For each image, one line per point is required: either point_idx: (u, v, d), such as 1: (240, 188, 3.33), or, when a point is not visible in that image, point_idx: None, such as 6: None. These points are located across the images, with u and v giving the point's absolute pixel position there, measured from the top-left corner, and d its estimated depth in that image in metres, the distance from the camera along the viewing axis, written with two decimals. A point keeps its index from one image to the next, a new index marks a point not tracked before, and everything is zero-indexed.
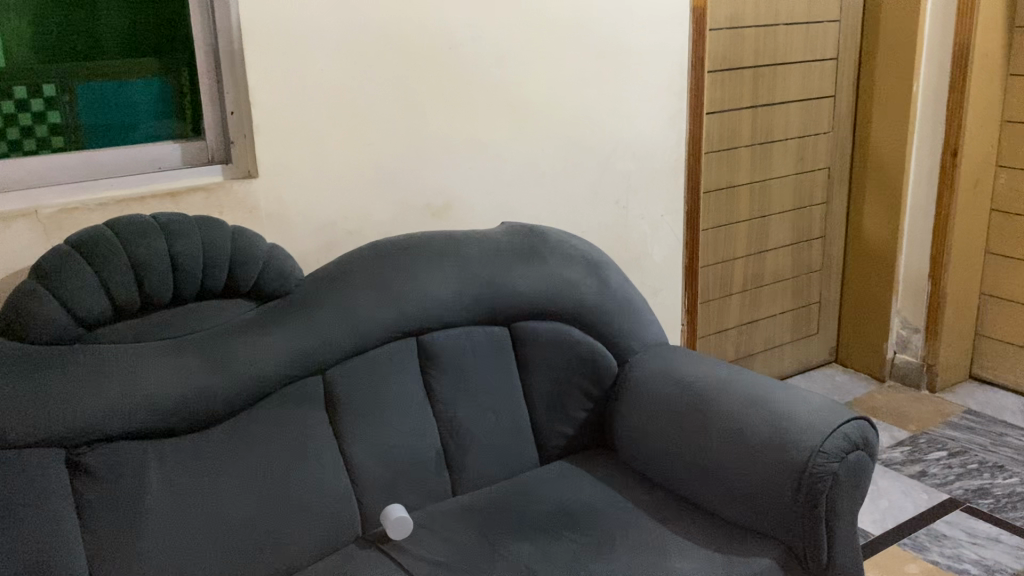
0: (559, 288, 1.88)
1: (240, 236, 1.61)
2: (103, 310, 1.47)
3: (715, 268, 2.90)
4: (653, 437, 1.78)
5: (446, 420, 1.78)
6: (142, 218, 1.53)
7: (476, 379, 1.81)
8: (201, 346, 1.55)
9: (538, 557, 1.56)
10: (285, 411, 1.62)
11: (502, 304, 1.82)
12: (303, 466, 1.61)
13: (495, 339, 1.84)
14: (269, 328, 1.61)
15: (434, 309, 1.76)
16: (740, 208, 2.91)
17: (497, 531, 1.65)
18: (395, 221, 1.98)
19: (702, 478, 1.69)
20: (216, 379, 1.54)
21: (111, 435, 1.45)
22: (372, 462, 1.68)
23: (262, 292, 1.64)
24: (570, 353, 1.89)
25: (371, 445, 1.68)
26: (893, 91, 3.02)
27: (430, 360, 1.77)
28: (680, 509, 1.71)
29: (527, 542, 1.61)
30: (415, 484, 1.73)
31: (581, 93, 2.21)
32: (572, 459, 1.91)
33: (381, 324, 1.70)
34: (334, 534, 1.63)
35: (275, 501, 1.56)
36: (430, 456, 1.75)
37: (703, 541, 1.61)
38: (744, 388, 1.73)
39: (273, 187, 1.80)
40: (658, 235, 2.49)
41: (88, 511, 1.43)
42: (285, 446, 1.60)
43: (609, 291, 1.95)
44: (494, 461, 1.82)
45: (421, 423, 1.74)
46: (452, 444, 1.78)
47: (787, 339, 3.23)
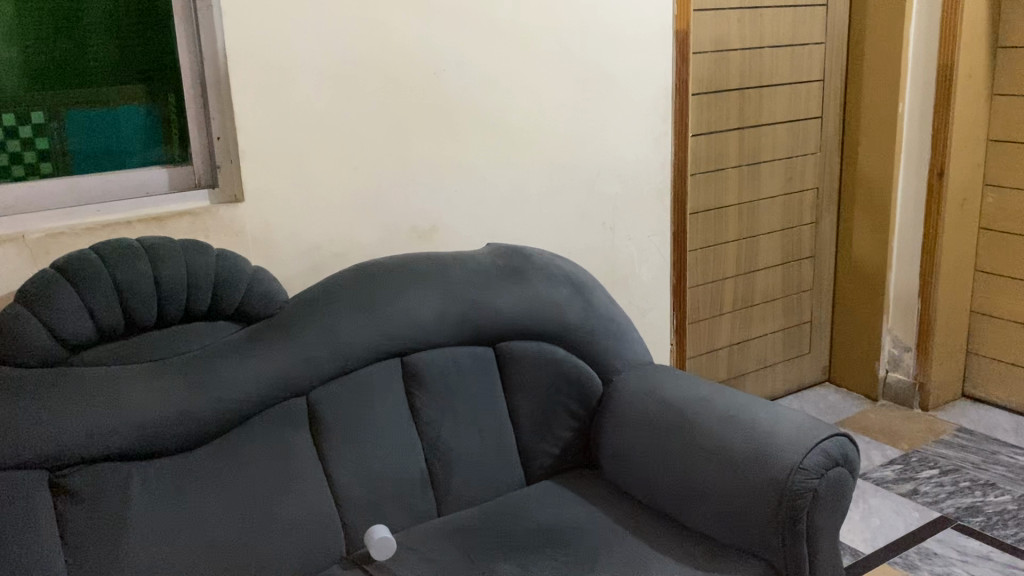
0: (542, 308, 1.89)
1: (225, 259, 1.64)
2: (87, 332, 1.49)
3: (705, 289, 2.92)
4: (637, 455, 1.79)
5: (431, 441, 1.79)
6: (128, 242, 1.55)
7: (461, 400, 1.82)
8: (185, 367, 1.57)
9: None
10: (268, 431, 1.63)
11: (487, 324, 1.84)
12: (285, 487, 1.61)
13: (479, 360, 1.85)
14: (253, 349, 1.63)
15: (418, 329, 1.77)
16: (730, 228, 2.93)
17: (481, 552, 1.65)
18: (380, 243, 2.00)
19: (685, 497, 1.69)
20: (198, 401, 1.55)
21: (93, 457, 1.46)
22: (355, 482, 1.69)
23: (247, 314, 1.66)
24: (556, 373, 1.90)
25: (355, 466, 1.69)
26: (880, 112, 3.05)
27: (414, 381, 1.78)
28: (664, 528, 1.72)
29: (510, 561, 1.62)
30: (400, 504, 1.74)
31: (566, 117, 2.24)
32: (558, 478, 1.92)
33: (364, 345, 1.72)
34: (319, 554, 1.64)
35: (258, 522, 1.57)
36: (415, 476, 1.76)
37: (686, 559, 1.61)
38: (727, 406, 1.73)
39: (260, 211, 1.82)
40: (647, 255, 2.51)
41: (71, 533, 1.43)
42: (268, 467, 1.61)
43: (593, 310, 1.96)
44: (478, 481, 1.82)
45: (405, 443, 1.75)
46: (436, 464, 1.79)
47: (779, 359, 3.24)
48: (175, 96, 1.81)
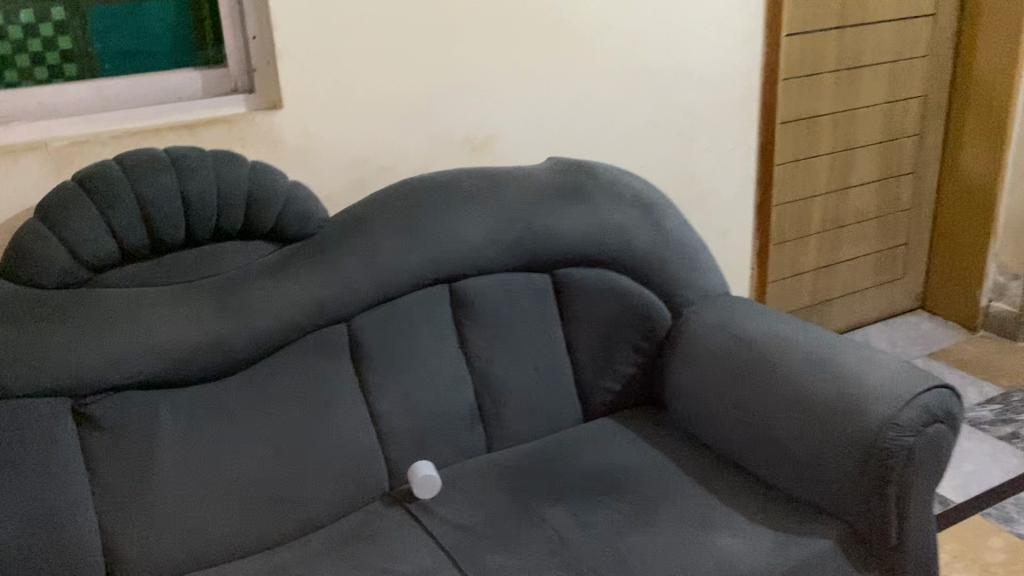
0: (606, 231, 1.70)
1: (259, 172, 1.50)
2: (108, 252, 1.38)
3: (792, 207, 2.67)
4: (707, 397, 1.62)
5: (481, 373, 1.65)
6: (152, 152, 1.43)
7: (514, 329, 1.67)
8: (215, 290, 1.46)
9: (571, 527, 1.44)
10: (304, 360, 1.52)
11: (545, 248, 1.67)
12: (322, 419, 1.51)
13: (534, 287, 1.69)
14: (287, 273, 1.51)
15: (468, 253, 1.61)
16: (822, 140, 2.66)
17: (531, 495, 1.53)
18: (431, 154, 1.84)
19: (757, 447, 1.52)
20: (228, 327, 1.45)
21: (117, 385, 1.37)
22: (398, 415, 1.57)
23: (282, 233, 1.53)
24: (620, 304, 1.73)
25: (397, 398, 1.57)
26: (1004, 10, 2.68)
27: (463, 308, 1.64)
28: (734, 477, 1.56)
29: (562, 507, 1.49)
30: (446, 439, 1.62)
31: (643, 15, 2.00)
32: (618, 416, 1.77)
33: (407, 269, 1.57)
34: (358, 490, 1.54)
35: (294, 455, 1.48)
36: (463, 410, 1.64)
37: (755, 515, 1.45)
38: (812, 348, 1.54)
39: (300, 119, 1.67)
40: (727, 170, 2.27)
41: (96, 463, 1.36)
42: (304, 397, 1.50)
43: (664, 235, 1.76)
44: (531, 417, 1.69)
45: (453, 375, 1.63)
46: (486, 397, 1.66)
47: (870, 284, 3.00)
48: (209, 1, 1.66)
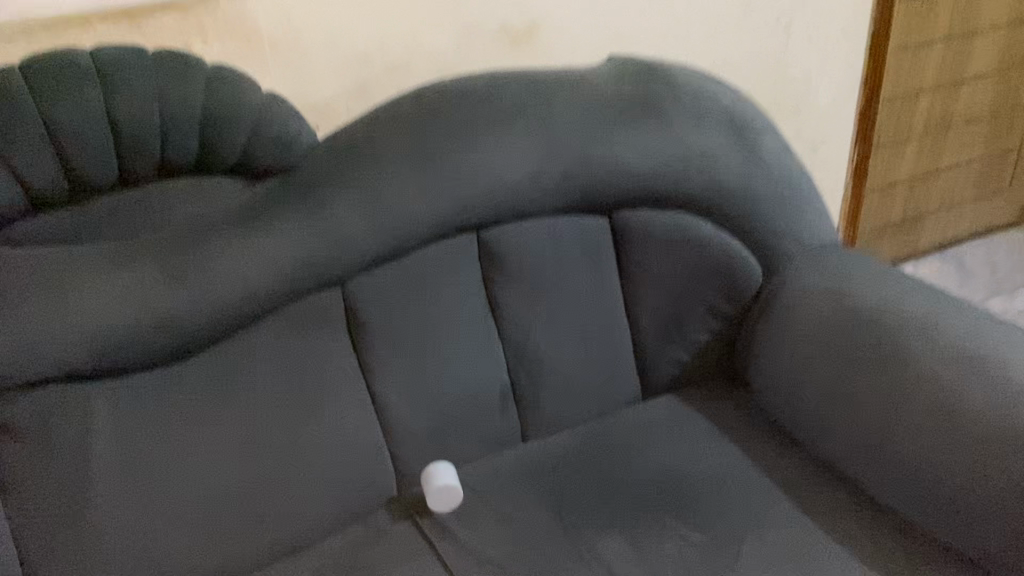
0: (686, 164, 1.29)
1: (216, 84, 1.10)
2: (11, 199, 1.01)
3: (897, 104, 2.18)
4: (812, 390, 1.26)
5: (516, 347, 1.29)
6: (68, 56, 1.03)
7: (561, 291, 1.30)
8: (163, 249, 1.09)
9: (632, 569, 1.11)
10: (286, 338, 1.16)
11: (604, 186, 1.26)
12: (312, 413, 1.17)
13: (590, 236, 1.29)
14: (261, 223, 1.12)
15: (503, 194, 1.22)
16: (940, 21, 2.14)
17: (579, 513, 1.19)
18: (457, 50, 1.41)
19: (880, 465, 1.16)
20: (181, 299, 1.09)
21: (35, 381, 1.04)
22: (409, 404, 1.23)
23: (252, 166, 1.15)
24: (698, 258, 1.34)
25: (408, 383, 1.23)
26: None
27: (496, 265, 1.26)
28: (841, 497, 1.21)
29: (617, 534, 1.16)
30: (470, 431, 1.29)
31: None
32: (685, 394, 1.42)
33: (423, 218, 1.18)
34: (358, 497, 1.22)
35: (274, 460, 1.16)
36: (492, 394, 1.29)
37: (874, 557, 1.11)
38: (964, 338, 1.15)
39: (280, 6, 1.24)
40: (828, 67, 1.81)
41: (13, 481, 1.04)
42: (287, 386, 1.16)
43: (761, 167, 1.34)
44: (578, 399, 1.35)
45: (481, 351, 1.27)
46: (523, 377, 1.31)
47: (969, 195, 2.54)
48: None
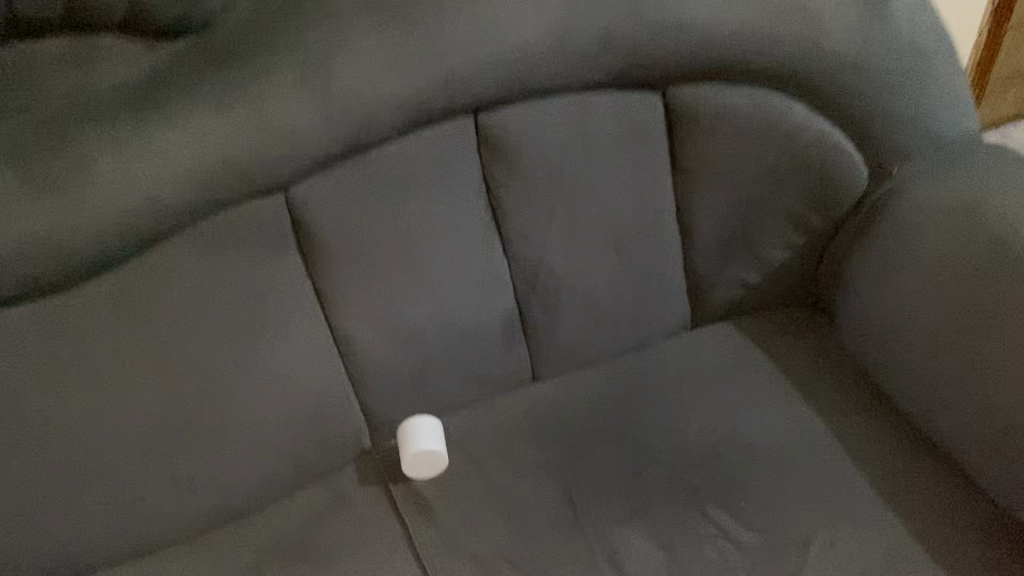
0: (774, 17, 0.92)
1: None
2: None
3: None
4: (927, 351, 0.93)
5: (526, 268, 0.98)
6: None
7: (588, 195, 0.96)
8: (15, 143, 0.78)
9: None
10: (210, 264, 0.86)
11: (652, 53, 0.91)
12: (249, 359, 0.90)
13: (631, 119, 0.94)
14: (155, 108, 0.80)
15: (510, 65, 0.87)
16: None
17: (598, 495, 0.93)
18: None
19: (1015, 471, 0.86)
20: (42, 214, 0.78)
21: None
22: (381, 343, 0.95)
23: (148, 23, 0.80)
24: (781, 153, 0.98)
25: (379, 317, 0.93)
26: None
27: (500, 162, 0.92)
28: (946, 495, 0.92)
29: (643, 530, 0.91)
30: (464, 372, 1.00)
31: None
32: (748, 324, 1.10)
33: (395, 98, 0.85)
34: (318, 456, 0.97)
35: (198, 418, 0.90)
36: (493, 328, 0.99)
37: None
38: None
39: None
40: None
41: None
42: (215, 326, 0.88)
43: (884, 22, 0.95)
44: (606, 331, 1.04)
45: (477, 275, 0.96)
46: (534, 305, 1.01)
47: None
48: None
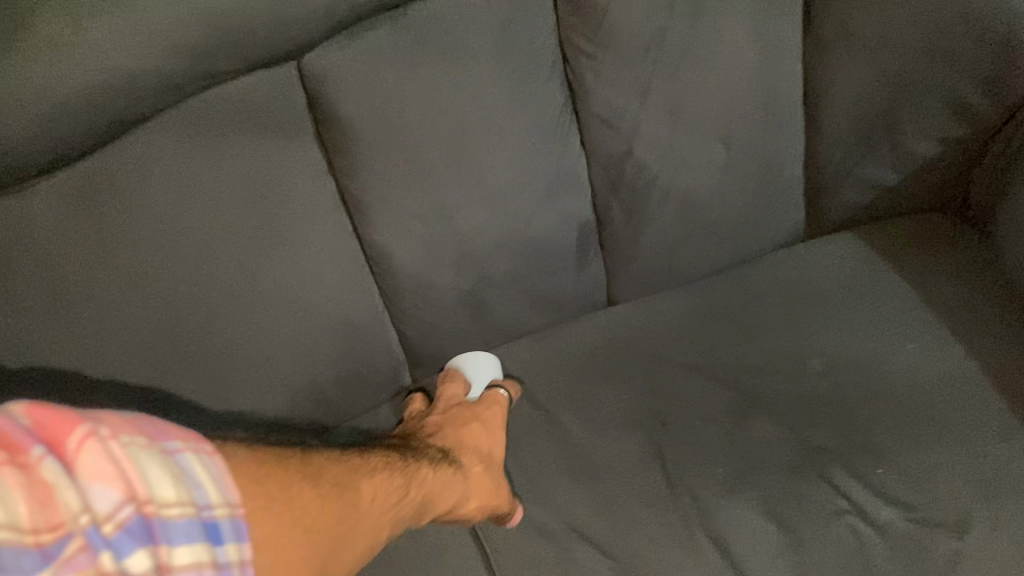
0: None
1: None
2: None
3: None
4: None
5: (609, 165, 0.76)
6: None
7: (693, 67, 0.74)
8: None
9: (780, 573, 0.68)
10: (199, 161, 0.62)
11: None
12: (256, 287, 0.68)
13: None
14: None
15: None
16: None
17: (694, 453, 0.74)
18: None
19: None
20: None
21: None
22: (424, 261, 0.74)
23: None
24: (949, 12, 0.75)
25: (422, 227, 0.72)
26: None
27: (583, 21, 0.69)
28: None
29: (757, 500, 0.71)
30: (527, 296, 0.80)
31: None
32: (876, 236, 0.88)
33: None
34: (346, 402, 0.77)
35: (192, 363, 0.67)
36: (565, 240, 0.78)
37: None
38: None
39: None
40: None
41: None
42: (207, 249, 0.65)
43: None
44: (703, 243, 0.84)
45: (548, 172, 0.74)
46: (617, 212, 0.79)
47: None
48: None
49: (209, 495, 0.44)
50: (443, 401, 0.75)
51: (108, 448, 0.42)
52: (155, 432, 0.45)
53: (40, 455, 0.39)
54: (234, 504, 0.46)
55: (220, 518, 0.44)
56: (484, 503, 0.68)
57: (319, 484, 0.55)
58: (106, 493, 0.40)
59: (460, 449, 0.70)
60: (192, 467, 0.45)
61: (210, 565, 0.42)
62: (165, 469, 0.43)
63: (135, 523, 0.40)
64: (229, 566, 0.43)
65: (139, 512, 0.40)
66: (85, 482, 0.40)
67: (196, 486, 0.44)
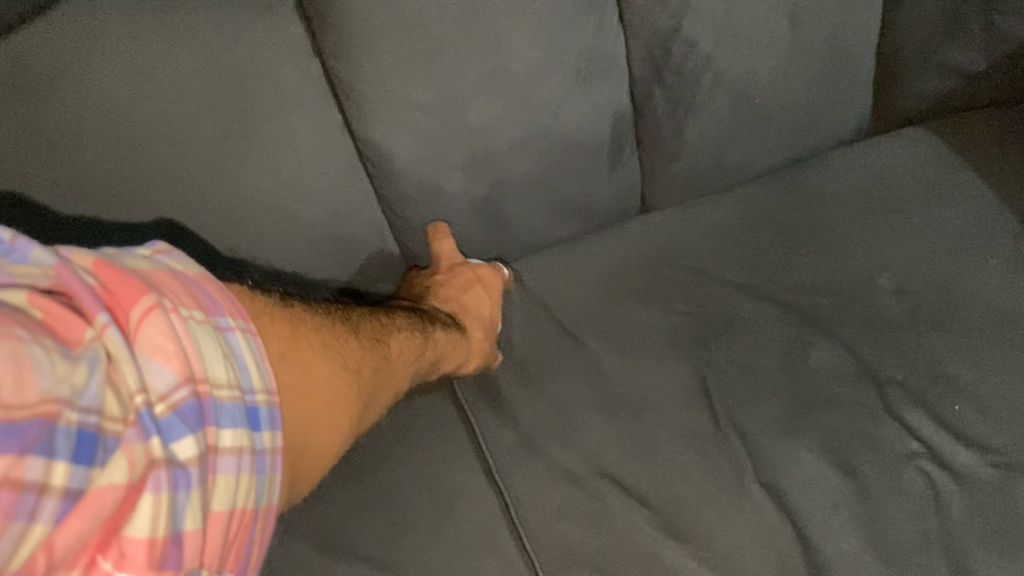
0: None
1: None
2: None
3: None
4: None
5: (651, 46, 0.63)
6: None
7: None
8: None
9: (843, 525, 0.59)
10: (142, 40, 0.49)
11: None
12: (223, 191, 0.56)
13: None
14: None
15: None
16: None
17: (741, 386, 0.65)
18: None
19: None
20: None
21: None
22: (427, 163, 0.61)
23: None
24: None
25: (425, 123, 0.59)
26: None
27: None
28: None
29: (813, 442, 0.62)
30: (548, 202, 0.69)
31: None
32: (952, 134, 0.76)
33: None
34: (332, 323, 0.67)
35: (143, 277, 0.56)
36: (593, 137, 0.66)
37: None
38: None
39: None
40: None
41: None
42: (161, 146, 0.52)
43: None
44: (753, 141, 0.71)
45: (578, 54, 0.61)
46: (657, 104, 0.66)
47: None
48: None
49: (251, 379, 0.43)
50: (444, 256, 0.66)
51: (171, 322, 0.38)
52: (209, 303, 0.42)
53: (106, 323, 0.35)
54: (272, 390, 0.44)
55: (260, 405, 0.42)
56: (485, 359, 0.66)
57: (340, 363, 0.52)
58: (165, 372, 0.36)
59: (463, 315, 0.67)
60: (240, 346, 0.43)
61: (249, 450, 0.41)
62: (219, 348, 0.40)
63: (192, 407, 0.37)
64: (262, 452, 0.42)
65: (195, 395, 0.37)
66: (144, 357, 0.36)
67: (241, 367, 0.42)
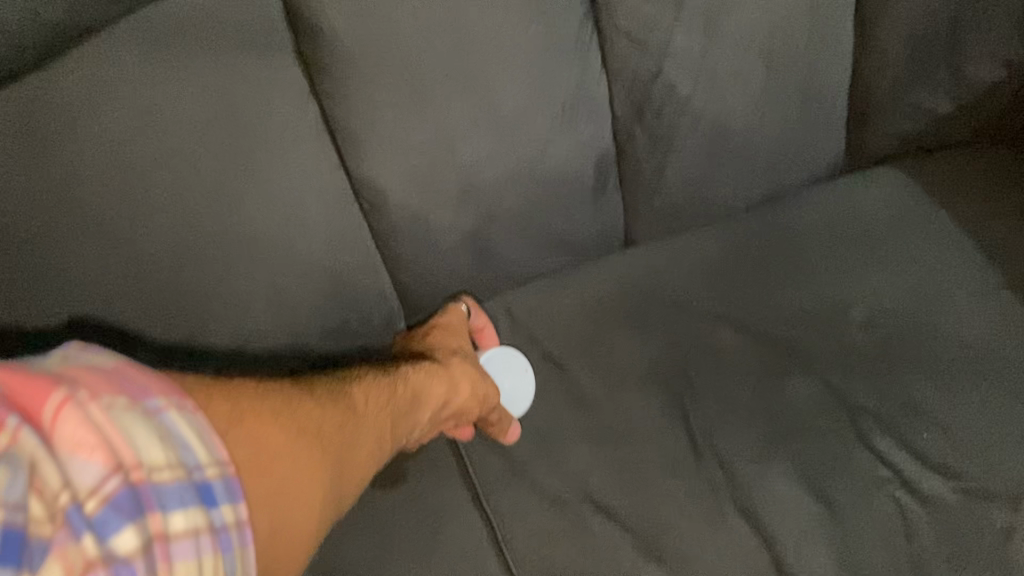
0: None
1: None
2: None
3: None
4: None
5: (633, 90, 0.67)
6: None
7: None
8: None
9: (818, 548, 0.62)
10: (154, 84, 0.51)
11: None
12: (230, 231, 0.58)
13: None
14: None
15: None
16: None
17: (721, 414, 0.68)
18: None
19: None
20: None
21: None
22: (423, 200, 0.64)
23: None
24: None
25: (421, 163, 0.62)
26: None
27: None
28: None
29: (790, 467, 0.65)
30: (536, 237, 0.71)
31: None
32: (923, 171, 0.80)
33: None
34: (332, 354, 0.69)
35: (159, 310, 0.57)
36: (581, 175, 0.69)
37: None
38: None
39: None
40: None
41: None
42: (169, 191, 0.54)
43: None
44: (732, 178, 0.75)
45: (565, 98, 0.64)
46: (640, 144, 0.70)
47: None
48: None
49: (199, 454, 0.42)
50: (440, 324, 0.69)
51: (90, 417, 0.39)
52: (135, 389, 0.42)
53: (18, 427, 0.37)
54: (226, 460, 0.43)
55: (211, 479, 0.42)
56: (476, 389, 0.65)
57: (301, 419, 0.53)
58: (88, 467, 0.37)
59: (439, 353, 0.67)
60: (178, 425, 0.42)
61: (208, 526, 0.39)
62: (152, 432, 0.40)
63: (125, 495, 0.37)
64: (227, 527, 0.41)
65: (127, 480, 0.37)
66: (65, 462, 0.37)
67: (184, 444, 0.42)
